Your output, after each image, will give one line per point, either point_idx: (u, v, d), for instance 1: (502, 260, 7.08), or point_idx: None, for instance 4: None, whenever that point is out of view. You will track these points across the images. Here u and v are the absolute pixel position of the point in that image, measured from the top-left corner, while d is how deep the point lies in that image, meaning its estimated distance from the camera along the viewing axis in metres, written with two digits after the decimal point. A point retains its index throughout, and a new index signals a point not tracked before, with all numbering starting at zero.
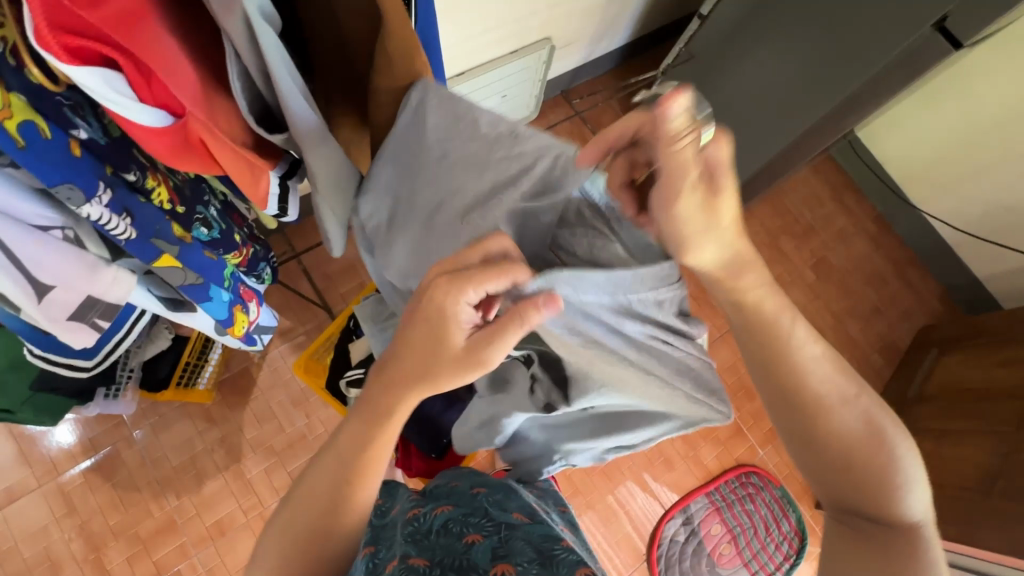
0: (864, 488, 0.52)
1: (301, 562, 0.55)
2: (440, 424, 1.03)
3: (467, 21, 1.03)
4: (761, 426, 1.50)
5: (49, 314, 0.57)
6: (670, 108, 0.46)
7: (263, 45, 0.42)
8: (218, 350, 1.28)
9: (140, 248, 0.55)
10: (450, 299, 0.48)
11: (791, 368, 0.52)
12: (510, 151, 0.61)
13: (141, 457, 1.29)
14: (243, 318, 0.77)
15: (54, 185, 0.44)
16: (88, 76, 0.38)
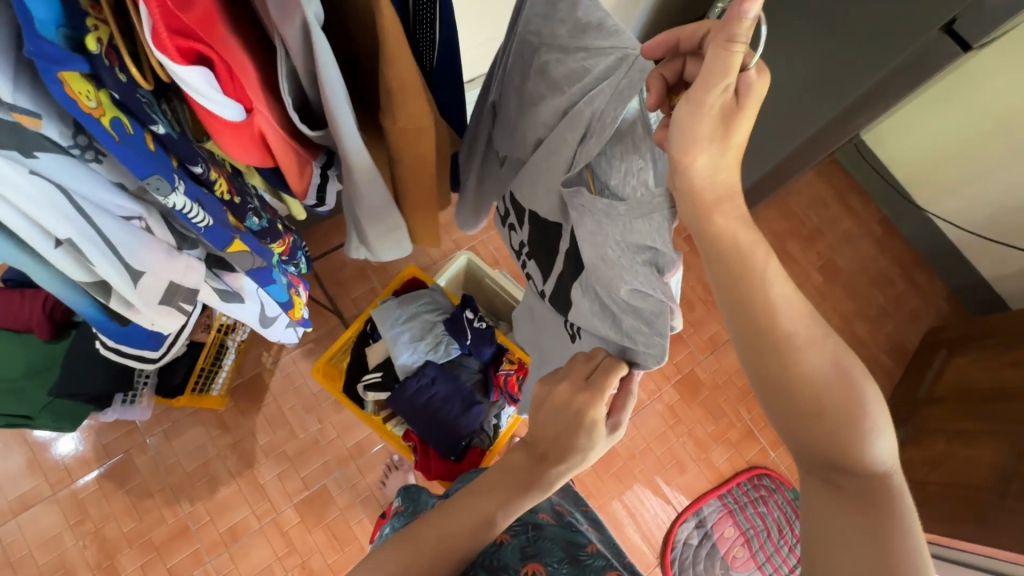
0: (832, 438, 0.48)
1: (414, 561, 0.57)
2: (456, 427, 1.04)
3: (479, 28, 1.05)
4: (772, 428, 1.50)
5: (144, 299, 0.58)
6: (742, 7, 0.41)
7: (323, 51, 0.43)
8: (231, 355, 1.28)
9: (214, 236, 0.56)
10: (593, 407, 0.58)
11: (755, 298, 0.50)
12: (595, 40, 0.55)
13: (154, 464, 1.29)
14: (299, 301, 0.86)
15: (144, 178, 0.46)
16: (193, 78, 0.39)
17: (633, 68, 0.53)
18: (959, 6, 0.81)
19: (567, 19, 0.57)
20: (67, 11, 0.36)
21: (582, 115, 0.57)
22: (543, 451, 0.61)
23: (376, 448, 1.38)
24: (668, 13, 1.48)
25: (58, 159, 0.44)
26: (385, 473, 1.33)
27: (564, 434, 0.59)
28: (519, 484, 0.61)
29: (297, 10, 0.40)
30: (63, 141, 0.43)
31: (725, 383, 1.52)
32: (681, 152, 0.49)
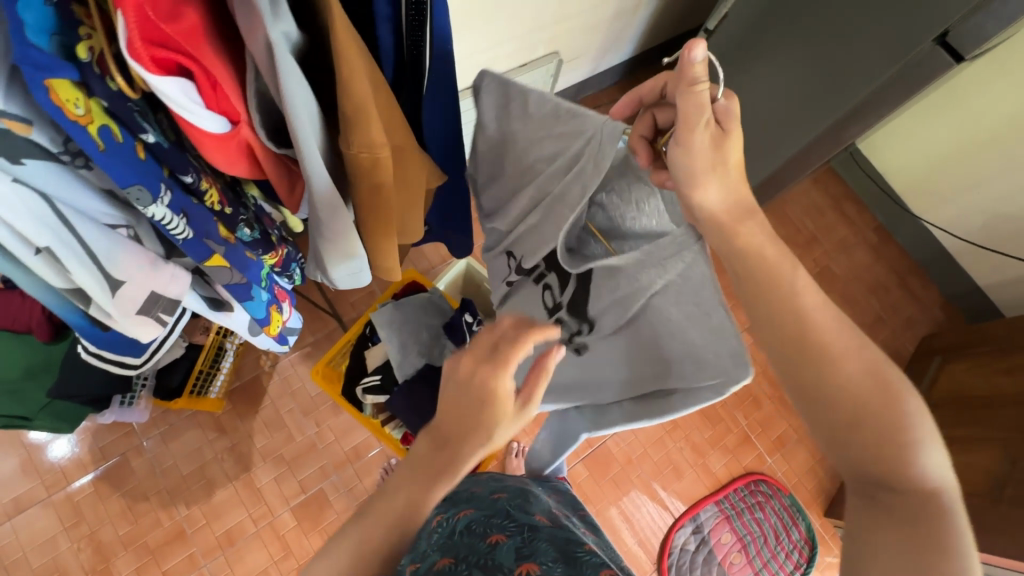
0: (872, 445, 0.47)
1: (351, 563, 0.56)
2: None
3: (479, 35, 1.07)
4: (768, 434, 1.51)
5: (120, 309, 0.58)
6: (688, 52, 0.49)
7: (285, 73, 0.42)
8: (229, 358, 1.28)
9: (193, 248, 0.56)
10: (498, 381, 0.56)
11: (784, 308, 0.51)
12: (556, 127, 0.66)
13: (151, 466, 1.29)
14: (278, 318, 0.79)
15: (126, 188, 0.46)
16: (169, 87, 0.39)
17: (606, 134, 0.60)
18: (952, 18, 0.82)
19: (523, 113, 0.69)
20: (62, 21, 0.37)
21: (577, 184, 0.64)
22: (445, 437, 0.59)
23: (373, 452, 1.37)
24: (666, 23, 1.51)
25: (45, 165, 0.44)
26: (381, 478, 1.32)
27: (469, 411, 0.57)
28: (425, 473, 0.59)
29: (260, 29, 0.40)
30: (53, 148, 0.43)
31: None
32: (687, 185, 0.55)
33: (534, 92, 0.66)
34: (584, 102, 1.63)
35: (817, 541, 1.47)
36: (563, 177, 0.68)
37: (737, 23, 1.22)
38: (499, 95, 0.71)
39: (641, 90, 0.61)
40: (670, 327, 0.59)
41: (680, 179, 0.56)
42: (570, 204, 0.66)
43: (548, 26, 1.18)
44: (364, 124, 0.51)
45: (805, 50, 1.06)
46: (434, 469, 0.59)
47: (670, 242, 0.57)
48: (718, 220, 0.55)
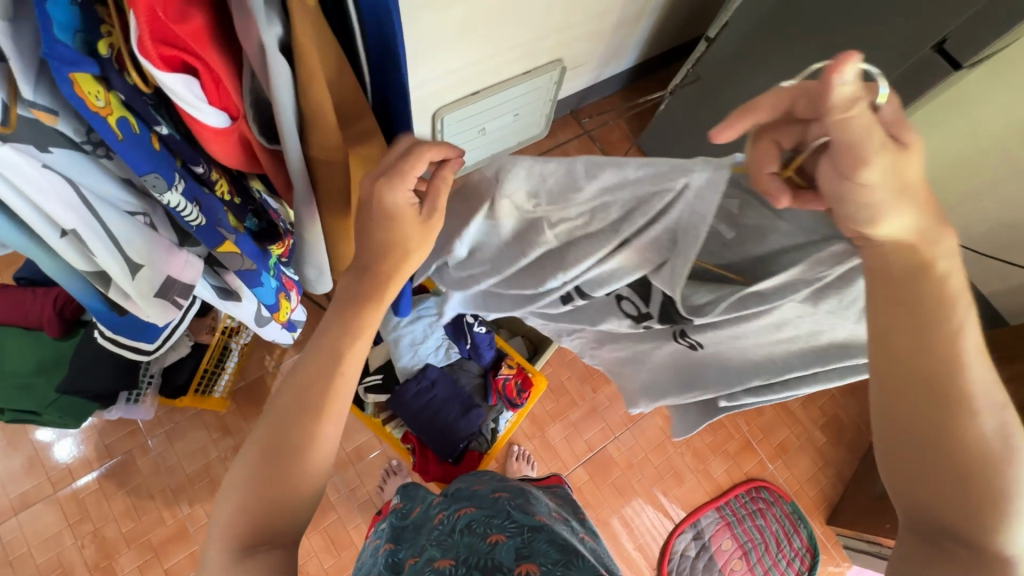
0: (963, 501, 0.45)
1: (262, 479, 0.50)
2: (454, 430, 1.06)
3: (482, 42, 1.09)
4: (770, 441, 1.50)
5: (138, 291, 0.58)
6: (835, 77, 0.35)
7: (279, 77, 0.44)
8: (234, 358, 1.29)
9: (206, 235, 0.58)
10: (387, 194, 0.49)
11: (945, 357, 0.44)
12: (621, 193, 0.49)
13: (155, 464, 1.30)
14: (287, 305, 0.77)
15: (142, 176, 0.47)
16: (174, 84, 0.41)
17: (710, 182, 0.46)
18: (947, 27, 0.83)
19: (574, 196, 0.50)
20: (84, 19, 0.39)
21: (672, 237, 0.50)
22: (365, 268, 0.54)
23: (375, 453, 1.33)
24: (668, 33, 1.53)
25: (70, 155, 0.46)
26: (383, 479, 1.30)
27: (379, 240, 0.52)
28: (346, 307, 0.54)
29: (255, 33, 0.41)
30: (76, 138, 0.46)
31: None
32: (865, 225, 0.42)
33: (578, 164, 0.49)
34: (586, 109, 1.65)
35: (819, 549, 1.47)
36: (642, 237, 0.52)
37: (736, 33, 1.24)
38: (529, 183, 0.52)
39: (759, 116, 0.41)
40: (817, 333, 0.56)
41: (852, 219, 0.42)
42: (659, 252, 0.53)
43: (548, 35, 1.20)
44: (322, 129, 0.51)
45: (801, 60, 1.07)
46: (355, 303, 0.54)
47: (827, 254, 0.47)
48: (910, 251, 0.43)
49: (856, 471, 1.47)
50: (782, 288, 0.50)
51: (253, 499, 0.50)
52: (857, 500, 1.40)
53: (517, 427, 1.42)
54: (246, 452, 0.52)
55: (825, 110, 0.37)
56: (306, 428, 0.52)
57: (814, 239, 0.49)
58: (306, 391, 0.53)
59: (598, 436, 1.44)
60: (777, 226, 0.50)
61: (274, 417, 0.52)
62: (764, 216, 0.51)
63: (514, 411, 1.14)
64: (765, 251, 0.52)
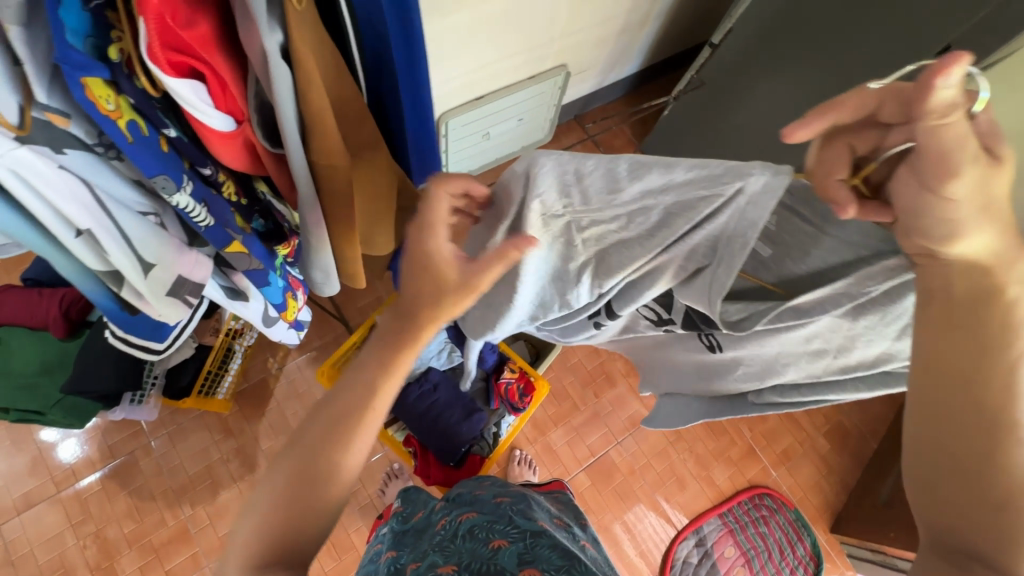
0: (993, 525, 0.44)
1: (285, 512, 0.49)
2: (456, 433, 1.05)
3: (486, 47, 1.10)
4: (773, 447, 1.50)
5: (151, 291, 0.58)
6: (939, 81, 0.33)
7: (283, 81, 0.45)
8: (237, 359, 1.30)
9: (215, 236, 0.58)
10: (430, 244, 0.54)
11: (998, 385, 0.43)
12: (664, 196, 0.49)
13: (158, 465, 1.31)
14: (294, 304, 0.81)
15: (153, 177, 0.48)
16: (182, 89, 0.42)
17: (763, 189, 0.45)
18: (952, 34, 0.83)
19: (611, 198, 0.50)
20: (95, 24, 0.39)
21: (713, 244, 0.50)
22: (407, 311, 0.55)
23: (377, 456, 1.33)
24: (672, 39, 1.53)
25: (82, 156, 0.46)
26: (384, 483, 1.30)
27: (425, 287, 0.53)
28: (385, 345, 0.54)
29: (257, 39, 0.42)
30: (88, 139, 0.46)
31: None
32: (941, 242, 0.41)
33: (618, 166, 0.49)
34: (590, 114, 1.66)
35: (822, 557, 1.45)
36: (680, 242, 0.52)
37: None
38: (556, 188, 0.52)
39: (841, 114, 0.40)
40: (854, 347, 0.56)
41: (928, 234, 0.41)
42: (698, 259, 0.53)
43: (553, 40, 1.21)
44: (324, 133, 0.51)
45: (806, 66, 1.07)
46: (397, 338, 0.54)
47: (880, 267, 0.48)
48: (984, 273, 0.42)
49: (861, 479, 1.46)
50: (824, 301, 0.51)
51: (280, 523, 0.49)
52: (862, 508, 1.39)
53: (519, 432, 1.42)
54: (272, 478, 0.51)
55: (918, 115, 0.35)
56: (334, 458, 0.51)
57: (862, 255, 0.50)
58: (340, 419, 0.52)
59: (600, 441, 1.44)
60: (821, 241, 0.50)
61: (306, 443, 0.52)
62: (806, 233, 0.51)
63: (516, 415, 1.14)
64: (808, 269, 0.52)
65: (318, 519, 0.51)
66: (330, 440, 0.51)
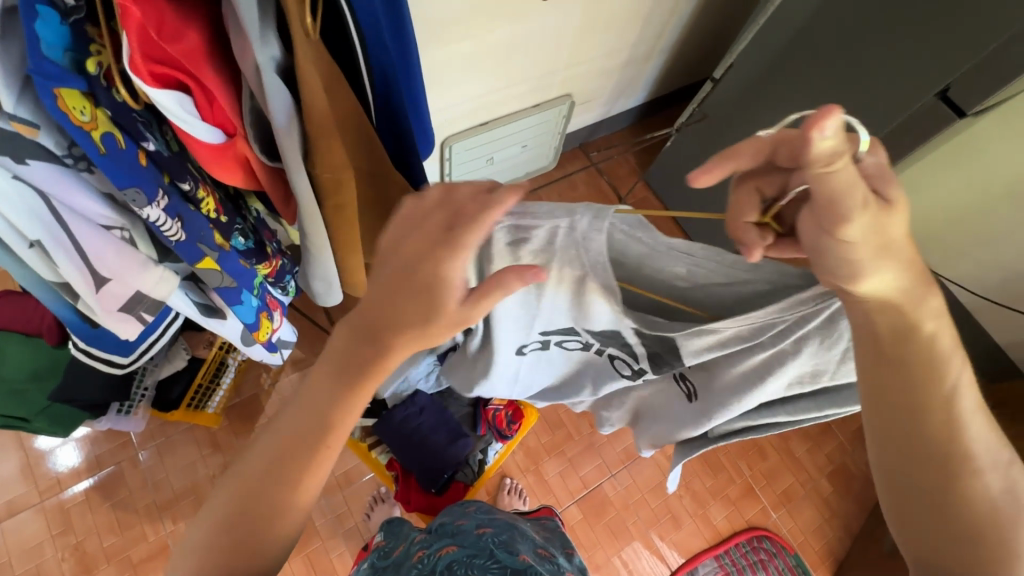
0: (945, 504, 0.50)
1: (228, 541, 0.48)
2: (439, 457, 1.03)
3: (492, 75, 1.12)
4: (774, 488, 1.45)
5: (103, 305, 0.57)
6: (816, 134, 0.37)
7: (271, 89, 0.44)
8: (229, 374, 1.29)
9: (186, 251, 0.55)
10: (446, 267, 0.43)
11: (941, 429, 0.49)
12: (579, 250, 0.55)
13: (143, 478, 1.29)
14: (267, 325, 0.74)
15: (122, 189, 0.46)
16: (166, 100, 0.42)
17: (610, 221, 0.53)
18: (954, 75, 0.84)
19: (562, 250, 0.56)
20: (74, 41, 0.40)
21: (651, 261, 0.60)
22: (369, 327, 0.46)
23: (365, 478, 1.30)
24: (676, 72, 1.55)
25: (49, 167, 0.46)
26: (370, 506, 1.26)
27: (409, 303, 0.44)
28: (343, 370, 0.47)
29: (250, 54, 0.42)
30: (57, 151, 0.46)
31: None
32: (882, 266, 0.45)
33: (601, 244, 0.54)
34: (595, 143, 1.67)
35: None
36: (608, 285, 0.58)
37: None
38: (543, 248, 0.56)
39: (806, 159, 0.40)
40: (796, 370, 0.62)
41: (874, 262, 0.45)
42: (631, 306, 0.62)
43: (559, 70, 1.23)
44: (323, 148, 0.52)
45: (810, 103, 1.07)
46: (352, 368, 0.48)
47: (813, 296, 0.53)
48: (896, 307, 0.48)
49: (865, 525, 1.39)
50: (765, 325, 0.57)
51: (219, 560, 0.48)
52: (865, 556, 1.33)
53: (510, 460, 1.39)
54: (216, 504, 0.49)
55: (807, 163, 0.39)
56: (286, 489, 0.49)
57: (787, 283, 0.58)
58: (292, 446, 0.49)
59: (594, 473, 1.40)
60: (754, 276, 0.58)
61: (254, 470, 0.49)
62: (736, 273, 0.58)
63: (504, 443, 1.11)
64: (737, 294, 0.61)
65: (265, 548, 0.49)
66: (281, 474, 0.49)
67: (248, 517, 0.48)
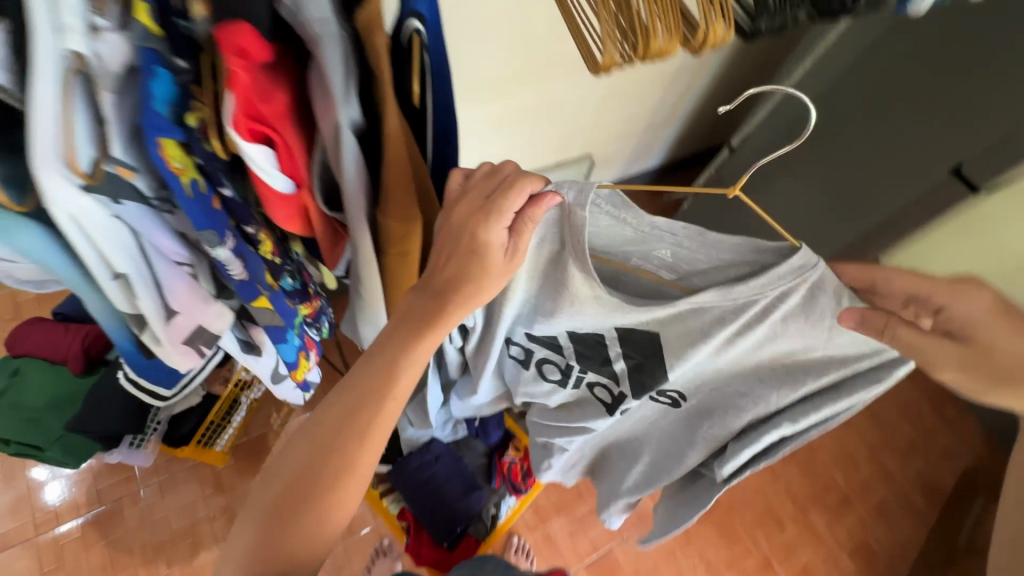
0: None
1: (285, 513, 0.52)
2: (452, 510, 1.00)
3: (521, 133, 1.17)
4: (793, 563, 1.38)
5: (171, 336, 0.53)
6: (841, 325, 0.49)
7: (351, 149, 0.41)
8: (241, 412, 1.28)
9: (245, 290, 0.53)
10: (489, 232, 0.45)
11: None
12: (566, 228, 0.49)
13: (142, 516, 1.26)
14: (306, 364, 0.74)
15: (200, 232, 0.43)
16: (254, 154, 0.39)
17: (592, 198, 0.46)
18: (966, 153, 0.88)
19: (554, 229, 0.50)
20: (178, 87, 0.35)
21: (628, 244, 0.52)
22: (437, 288, 0.49)
23: (368, 528, 1.25)
24: (692, 138, 1.63)
25: (137, 208, 0.41)
26: (371, 559, 1.21)
27: (459, 264, 0.47)
28: (409, 329, 0.51)
29: (332, 111, 0.39)
30: (147, 191, 0.40)
31: (742, 504, 1.42)
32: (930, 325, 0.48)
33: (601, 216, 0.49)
34: None
35: None
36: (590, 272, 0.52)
37: None
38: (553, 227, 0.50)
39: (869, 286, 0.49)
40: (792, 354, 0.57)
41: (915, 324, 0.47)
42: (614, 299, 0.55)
43: (583, 131, 1.29)
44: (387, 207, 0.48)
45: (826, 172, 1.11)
46: (414, 322, 0.51)
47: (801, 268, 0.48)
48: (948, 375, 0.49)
49: None
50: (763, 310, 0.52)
51: (279, 522, 0.52)
52: None
53: (518, 517, 1.34)
54: (276, 479, 0.54)
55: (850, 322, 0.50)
56: (344, 459, 0.53)
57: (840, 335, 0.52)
58: (351, 414, 0.53)
59: (604, 536, 1.35)
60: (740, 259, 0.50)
61: (315, 442, 0.53)
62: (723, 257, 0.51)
63: (518, 498, 1.08)
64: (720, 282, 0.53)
65: (319, 523, 0.53)
66: (347, 432, 0.53)
67: (302, 492, 0.52)
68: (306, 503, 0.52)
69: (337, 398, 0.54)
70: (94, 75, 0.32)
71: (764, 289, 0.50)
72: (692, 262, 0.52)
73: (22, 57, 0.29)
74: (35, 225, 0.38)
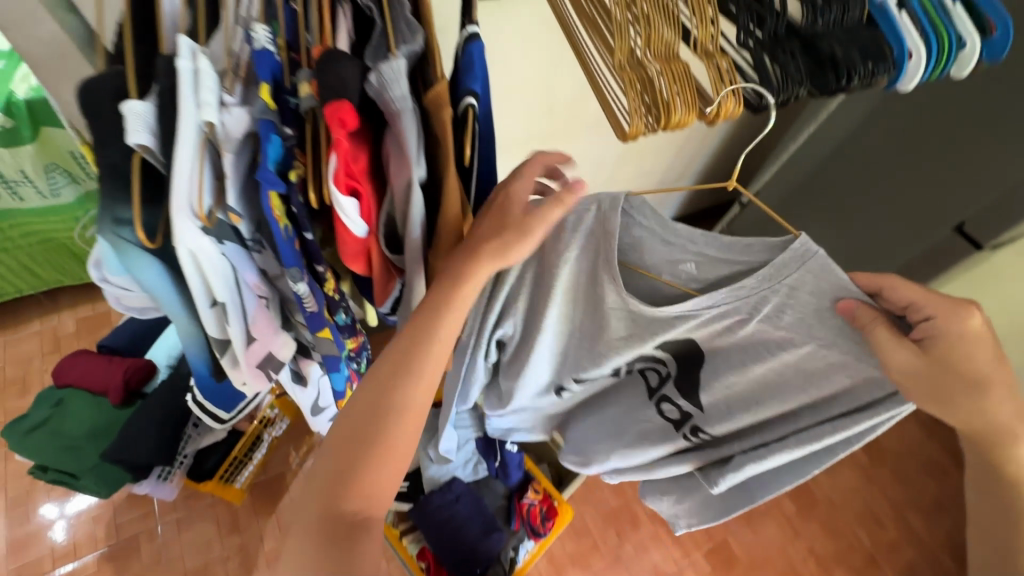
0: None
1: (353, 446, 0.47)
2: (473, 552, 1.00)
3: None
4: None
5: (249, 359, 0.55)
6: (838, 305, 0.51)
7: (415, 196, 0.46)
8: (263, 449, 1.31)
9: (313, 321, 0.55)
10: (517, 186, 0.49)
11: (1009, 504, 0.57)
12: (594, 240, 0.56)
13: (158, 553, 1.26)
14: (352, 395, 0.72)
15: (288, 268, 0.46)
16: (348, 205, 0.44)
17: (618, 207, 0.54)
18: (967, 213, 0.93)
19: (586, 246, 0.57)
20: (284, 149, 0.42)
21: (653, 255, 0.58)
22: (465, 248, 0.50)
23: None
24: (703, 195, 1.71)
25: (236, 248, 0.46)
26: None
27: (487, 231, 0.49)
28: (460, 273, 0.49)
29: (408, 170, 0.46)
30: (245, 234, 0.45)
31: (763, 562, 1.38)
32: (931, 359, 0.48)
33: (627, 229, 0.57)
34: None
35: None
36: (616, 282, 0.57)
37: (768, 202, 1.34)
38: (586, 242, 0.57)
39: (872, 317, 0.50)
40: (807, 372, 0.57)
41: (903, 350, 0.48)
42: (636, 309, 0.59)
43: (599, 186, 1.38)
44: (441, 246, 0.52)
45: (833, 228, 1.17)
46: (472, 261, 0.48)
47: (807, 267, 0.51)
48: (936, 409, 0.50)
49: None
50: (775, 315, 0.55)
51: (347, 457, 0.47)
52: None
53: (533, 568, 1.31)
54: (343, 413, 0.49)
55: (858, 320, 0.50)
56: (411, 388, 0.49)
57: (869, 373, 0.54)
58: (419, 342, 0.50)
59: None
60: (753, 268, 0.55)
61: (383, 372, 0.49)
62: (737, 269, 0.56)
63: (536, 542, 1.08)
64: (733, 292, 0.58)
65: (383, 463, 0.48)
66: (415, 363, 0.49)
67: (372, 423, 0.47)
68: (374, 433, 0.47)
69: (380, 366, 0.50)
70: (218, 137, 0.39)
71: (768, 290, 0.53)
72: (712, 263, 0.56)
73: (169, 125, 0.36)
74: (150, 265, 0.42)
